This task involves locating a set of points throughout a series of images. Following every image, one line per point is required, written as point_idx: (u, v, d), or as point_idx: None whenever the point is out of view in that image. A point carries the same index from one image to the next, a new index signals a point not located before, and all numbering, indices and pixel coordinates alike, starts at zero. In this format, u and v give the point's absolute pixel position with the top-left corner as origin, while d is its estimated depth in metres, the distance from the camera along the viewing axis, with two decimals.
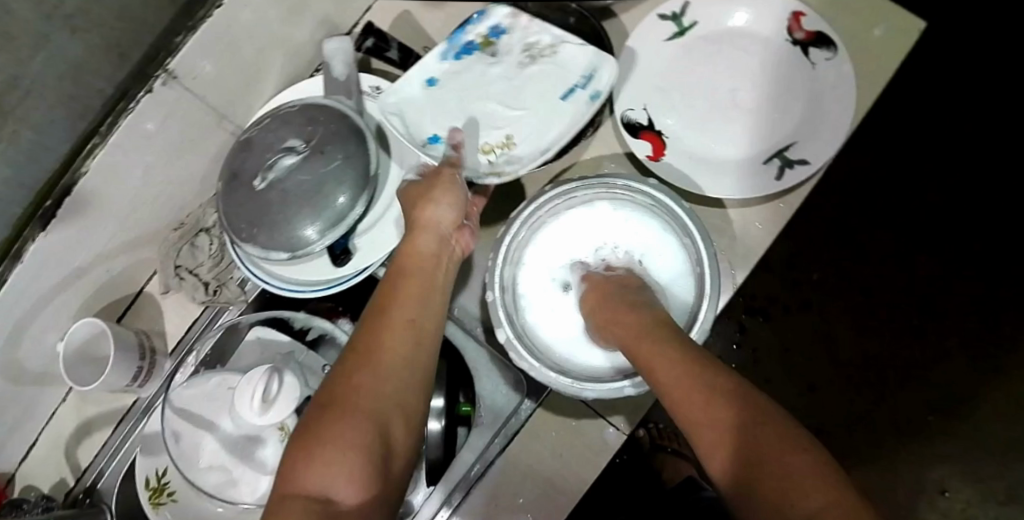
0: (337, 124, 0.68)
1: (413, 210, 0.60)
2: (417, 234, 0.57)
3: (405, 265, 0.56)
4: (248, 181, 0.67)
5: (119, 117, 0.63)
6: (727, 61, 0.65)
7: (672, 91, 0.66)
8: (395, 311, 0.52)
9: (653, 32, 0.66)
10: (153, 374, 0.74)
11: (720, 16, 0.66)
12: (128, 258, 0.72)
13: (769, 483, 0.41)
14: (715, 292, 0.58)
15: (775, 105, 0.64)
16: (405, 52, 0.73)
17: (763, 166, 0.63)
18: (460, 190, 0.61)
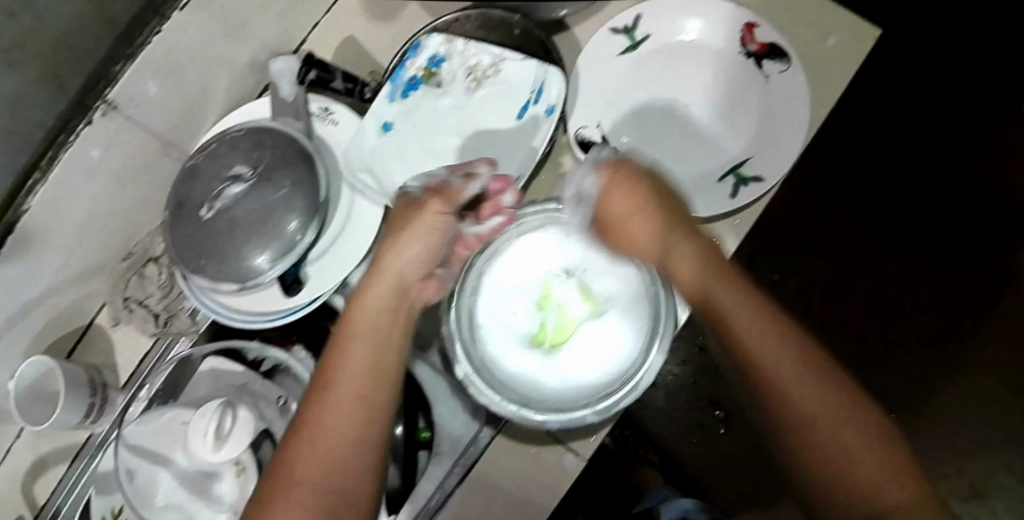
0: (284, 149, 0.66)
1: (379, 248, 0.59)
2: (384, 282, 0.57)
3: (359, 318, 0.56)
4: (194, 211, 0.65)
5: (59, 150, 0.62)
6: (680, 75, 0.65)
7: (626, 108, 0.65)
8: (344, 374, 0.54)
9: (605, 47, 0.65)
10: (105, 410, 0.71)
11: (672, 28, 0.65)
12: (77, 292, 0.70)
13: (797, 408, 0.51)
14: (670, 313, 0.58)
15: (729, 120, 0.63)
16: (350, 80, 0.67)
17: (717, 184, 0.62)
18: (436, 234, 0.58)
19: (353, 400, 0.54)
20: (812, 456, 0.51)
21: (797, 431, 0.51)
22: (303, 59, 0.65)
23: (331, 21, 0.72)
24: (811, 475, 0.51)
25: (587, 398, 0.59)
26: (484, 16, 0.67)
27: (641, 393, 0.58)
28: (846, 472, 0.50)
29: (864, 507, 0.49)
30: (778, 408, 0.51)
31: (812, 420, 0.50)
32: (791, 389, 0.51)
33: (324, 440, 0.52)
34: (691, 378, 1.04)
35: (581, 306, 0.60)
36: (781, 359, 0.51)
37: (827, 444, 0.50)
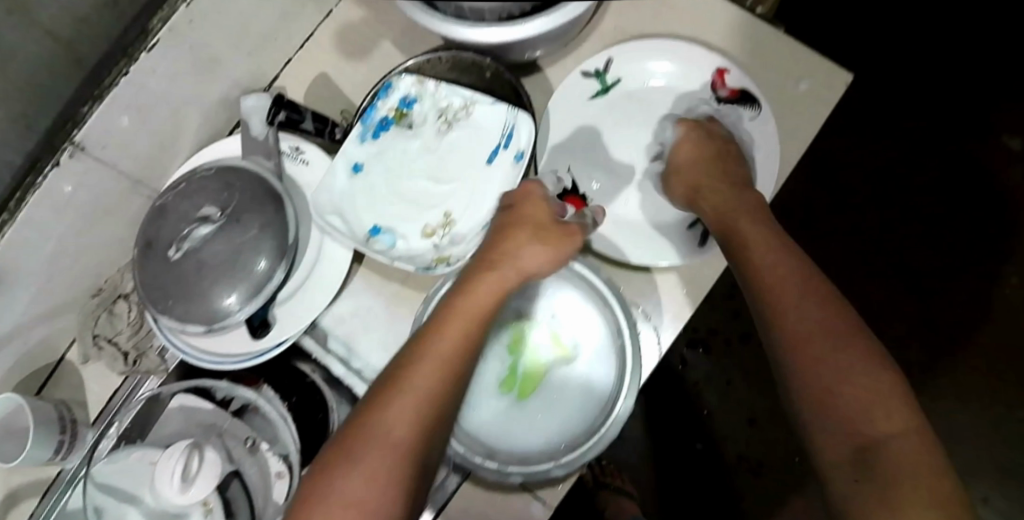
0: (254, 190, 0.65)
1: (514, 236, 0.57)
2: (506, 279, 0.56)
3: (480, 297, 0.54)
4: (163, 250, 0.64)
5: (25, 193, 0.59)
6: (647, 122, 0.66)
7: (596, 154, 0.66)
8: (444, 358, 0.51)
9: (576, 91, 0.66)
10: (74, 447, 0.71)
11: (642, 74, 0.65)
12: (46, 329, 0.69)
13: (798, 330, 0.52)
14: (637, 371, 0.58)
15: None
16: (321, 120, 0.68)
17: (687, 232, 0.64)
18: (562, 252, 0.58)
19: (427, 397, 0.49)
20: (807, 371, 0.51)
21: (792, 345, 0.52)
22: (274, 98, 0.65)
23: (304, 62, 0.74)
24: (797, 384, 0.51)
25: (554, 452, 0.59)
26: (457, 58, 0.66)
27: (606, 448, 0.57)
28: (834, 386, 0.49)
29: (848, 424, 0.48)
30: (776, 321, 0.53)
31: (809, 337, 0.51)
32: (795, 302, 0.53)
33: (390, 434, 0.48)
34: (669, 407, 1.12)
35: (552, 350, 0.61)
36: (783, 278, 0.54)
37: (823, 360, 0.50)
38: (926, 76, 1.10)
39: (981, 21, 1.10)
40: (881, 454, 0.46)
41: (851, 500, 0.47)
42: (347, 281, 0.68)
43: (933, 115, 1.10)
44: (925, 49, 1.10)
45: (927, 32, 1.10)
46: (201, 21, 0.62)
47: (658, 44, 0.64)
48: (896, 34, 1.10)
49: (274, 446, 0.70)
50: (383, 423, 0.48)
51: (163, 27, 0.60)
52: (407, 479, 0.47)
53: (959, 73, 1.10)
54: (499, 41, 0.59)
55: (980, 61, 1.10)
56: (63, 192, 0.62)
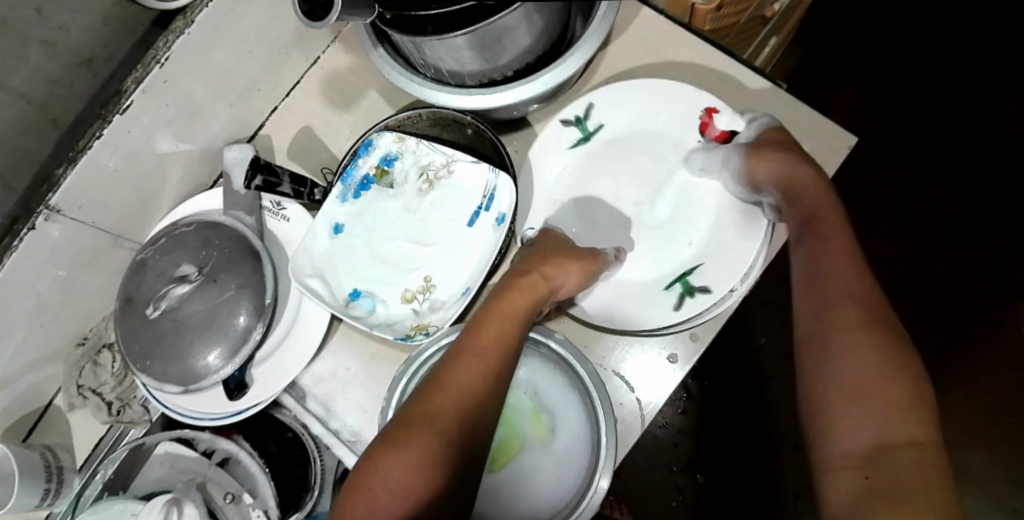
0: (232, 248, 0.65)
1: (543, 256, 0.60)
2: (538, 288, 0.58)
3: (507, 309, 0.57)
4: (141, 308, 0.64)
5: (3, 254, 0.59)
6: (637, 181, 0.66)
7: (575, 206, 0.67)
8: (474, 371, 0.54)
9: (557, 138, 0.66)
10: (61, 492, 0.71)
11: (624, 118, 0.66)
12: (33, 378, 0.69)
13: (862, 330, 0.51)
14: (607, 467, 0.56)
15: (682, 222, 0.65)
16: (299, 182, 0.67)
17: (664, 292, 0.63)
18: (591, 264, 0.61)
19: (470, 390, 0.54)
20: (840, 360, 0.50)
21: (835, 331, 0.52)
22: (251, 163, 0.65)
23: (293, 115, 0.75)
24: (835, 379, 0.50)
25: None
26: (435, 115, 0.66)
27: None
28: (870, 379, 0.48)
29: (867, 422, 0.47)
30: (842, 318, 0.52)
31: (855, 328, 0.51)
32: (862, 307, 0.52)
33: (436, 421, 0.51)
34: (672, 440, 1.11)
35: (529, 428, 0.61)
36: (855, 279, 0.54)
37: (858, 349, 0.50)
38: (935, 114, 1.09)
39: (990, 61, 1.08)
40: (889, 455, 0.45)
41: (851, 496, 0.45)
42: (326, 341, 0.68)
43: (945, 152, 1.08)
44: (934, 89, 1.09)
45: (935, 69, 1.10)
46: (179, 77, 0.62)
47: (638, 86, 0.65)
48: (902, 70, 1.10)
49: (256, 500, 0.68)
50: (429, 412, 0.52)
51: (136, 88, 0.59)
52: (447, 463, 0.50)
53: (971, 112, 1.08)
54: (478, 107, 0.58)
55: (992, 102, 1.08)
56: (42, 249, 0.61)
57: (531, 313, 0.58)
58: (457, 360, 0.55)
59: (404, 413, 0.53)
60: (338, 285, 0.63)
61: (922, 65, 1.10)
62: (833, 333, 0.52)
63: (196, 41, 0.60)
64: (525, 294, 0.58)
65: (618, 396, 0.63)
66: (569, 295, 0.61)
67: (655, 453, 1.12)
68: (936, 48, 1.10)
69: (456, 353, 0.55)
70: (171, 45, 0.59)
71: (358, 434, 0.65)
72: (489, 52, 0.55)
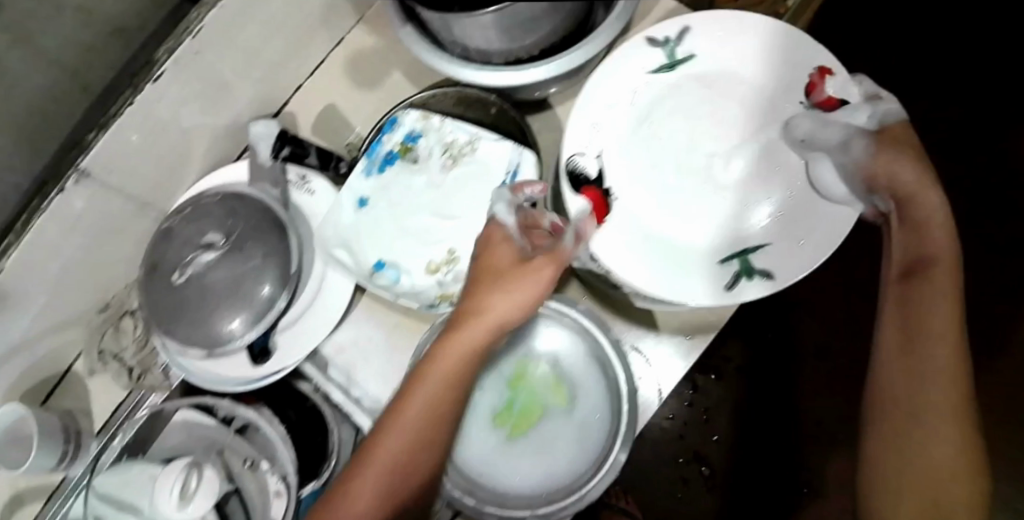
0: (258, 218, 0.67)
1: (483, 284, 0.50)
2: (480, 324, 0.49)
3: (448, 352, 0.49)
4: (168, 274, 0.66)
5: (33, 215, 0.61)
6: (693, 132, 0.64)
7: (636, 143, 0.65)
8: (413, 427, 0.49)
9: (641, 60, 0.65)
10: (77, 457, 0.73)
11: (721, 60, 0.65)
12: (53, 342, 0.71)
13: (940, 387, 0.49)
14: (628, 436, 0.59)
15: (757, 185, 0.63)
16: (325, 155, 0.71)
17: (720, 267, 0.62)
18: (534, 286, 0.50)
19: (407, 448, 0.49)
20: (919, 415, 0.50)
21: (913, 381, 0.50)
22: (279, 136, 0.70)
23: (317, 93, 0.76)
24: (907, 432, 0.50)
25: (533, 500, 0.60)
26: (461, 94, 0.68)
27: (582, 507, 0.58)
28: (934, 438, 0.49)
29: (923, 481, 0.49)
30: (926, 373, 0.50)
31: (932, 384, 0.50)
32: (945, 362, 0.50)
33: (369, 485, 0.48)
34: (679, 431, 1.13)
35: (550, 397, 0.63)
36: (944, 330, 0.50)
37: (945, 396, 0.49)
38: (936, 115, 1.12)
39: (987, 67, 1.12)
40: (939, 500, 0.49)
41: None
42: (348, 312, 0.70)
43: (944, 153, 1.11)
44: (934, 92, 1.12)
45: (936, 72, 1.13)
46: (210, 50, 0.63)
47: (764, 29, 0.64)
48: (906, 72, 1.13)
49: (271, 466, 0.69)
50: (365, 477, 0.48)
51: (168, 59, 0.61)
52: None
53: (968, 115, 1.12)
54: (504, 85, 0.60)
55: (987, 105, 1.12)
56: (68, 216, 0.63)
57: (478, 350, 0.50)
58: (393, 420, 0.49)
59: (340, 477, 0.49)
60: (361, 256, 0.66)
61: (923, 67, 1.13)
62: (915, 384, 0.50)
63: (228, 15, 0.62)
64: (466, 333, 0.49)
65: (636, 373, 0.66)
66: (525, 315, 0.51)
67: (659, 443, 1.13)
68: (936, 52, 1.13)
69: (394, 410, 0.49)
70: (204, 18, 0.60)
71: (378, 402, 0.67)
72: (516, 31, 0.58)
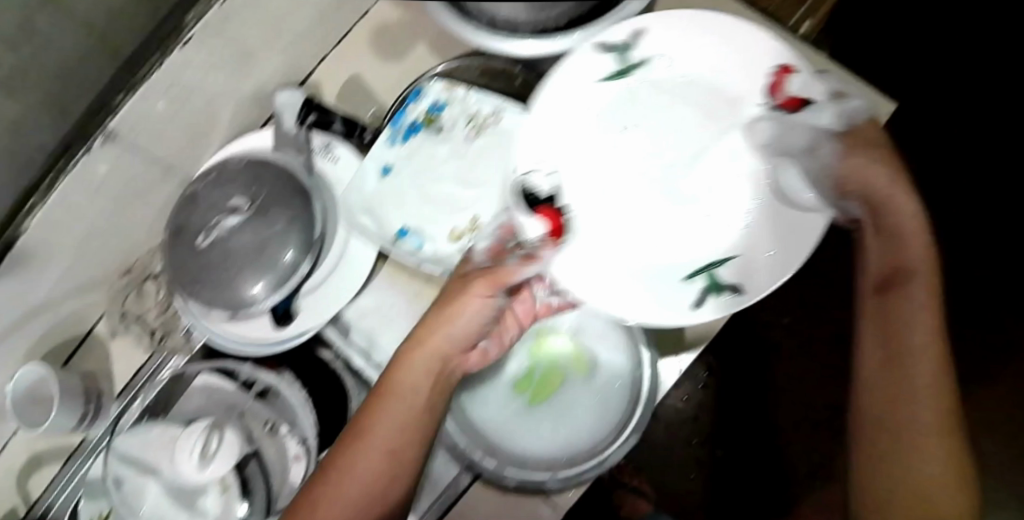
0: (283, 184, 0.67)
1: (447, 292, 0.57)
2: (444, 325, 0.55)
3: (418, 349, 0.56)
4: (193, 237, 0.67)
5: (60, 175, 0.63)
6: (657, 141, 0.59)
7: (595, 152, 0.60)
8: (391, 412, 0.55)
9: (589, 65, 0.58)
10: (98, 418, 0.74)
11: (694, 59, 0.58)
12: (76, 303, 0.72)
13: (918, 381, 0.52)
14: (648, 400, 0.61)
15: (722, 202, 0.57)
16: (350, 123, 0.72)
17: (683, 284, 0.57)
18: (476, 315, 0.55)
19: (386, 430, 0.55)
20: (902, 407, 0.53)
21: (892, 376, 0.53)
22: (305, 102, 0.70)
23: (342, 61, 0.76)
24: (885, 418, 0.54)
25: (554, 462, 0.61)
26: (487, 65, 0.69)
27: (603, 469, 0.60)
28: (909, 425, 0.53)
29: (896, 460, 0.54)
30: (903, 368, 0.53)
31: (913, 378, 0.52)
32: (923, 359, 0.52)
33: (360, 460, 0.55)
34: (693, 413, 1.12)
35: (572, 363, 0.64)
36: (925, 326, 0.52)
37: (925, 386, 0.52)
38: None
39: None
40: (921, 474, 0.53)
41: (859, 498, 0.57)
42: (369, 280, 0.71)
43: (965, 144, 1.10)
44: (966, 81, 1.08)
45: None
46: (236, 17, 0.64)
47: (722, 28, 0.56)
48: None
49: (292, 430, 0.71)
50: (356, 452, 0.55)
51: (196, 23, 0.61)
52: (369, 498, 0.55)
53: None
54: (529, 54, 0.54)
55: None
56: (90, 182, 0.64)
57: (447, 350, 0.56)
58: (375, 405, 0.56)
59: (335, 454, 0.57)
60: (385, 222, 0.68)
61: None
62: (894, 377, 0.53)
63: None
64: (433, 332, 0.55)
65: None
66: (472, 339, 0.57)
67: (672, 425, 1.12)
68: None
69: (358, 430, 0.56)
70: None
71: None
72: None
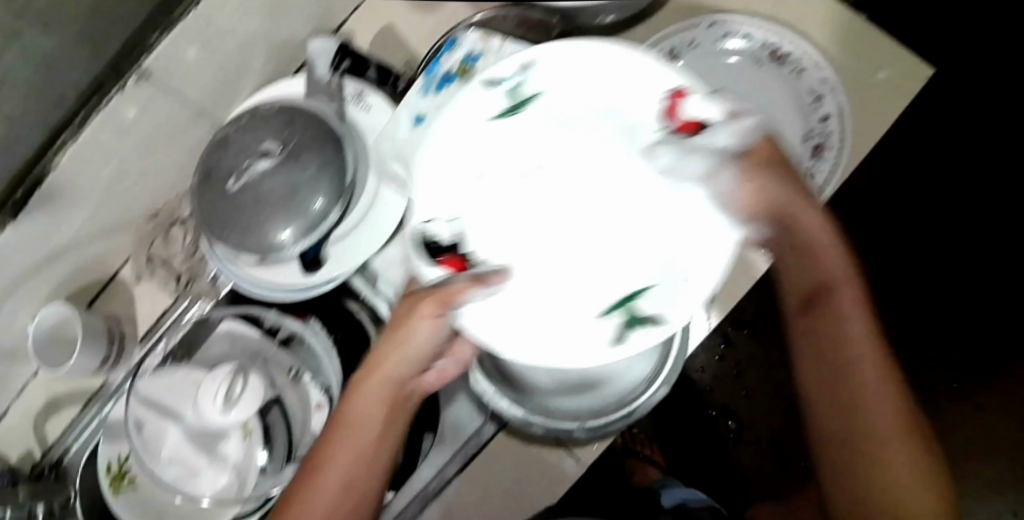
0: (316, 130, 0.67)
1: (393, 321, 0.56)
2: (394, 354, 0.55)
3: (370, 378, 0.56)
4: (222, 181, 0.67)
5: (93, 112, 0.63)
6: (582, 175, 0.59)
7: (518, 188, 0.60)
8: (348, 437, 0.57)
9: (479, 107, 0.59)
10: (120, 361, 0.75)
11: (610, 92, 0.57)
12: (103, 245, 0.73)
13: (870, 391, 0.54)
14: (680, 354, 0.60)
15: (653, 233, 0.56)
16: (384, 71, 0.72)
17: (604, 318, 0.55)
18: (427, 340, 0.55)
19: (344, 457, 0.57)
20: (865, 418, 0.54)
21: (848, 391, 0.55)
22: (340, 48, 0.70)
23: (374, 11, 0.76)
24: (850, 433, 0.55)
25: (580, 413, 0.62)
26: (523, 17, 0.70)
27: (630, 420, 0.61)
28: (876, 435, 0.55)
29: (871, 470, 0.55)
30: (857, 382, 0.54)
31: (872, 389, 0.54)
32: (870, 370, 0.54)
33: (320, 486, 0.57)
34: (708, 386, 1.16)
35: None
36: (864, 340, 0.55)
37: (880, 395, 0.54)
38: None
39: None
40: (898, 478, 0.55)
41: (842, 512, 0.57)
42: (398, 230, 0.71)
43: None
44: None
45: None
46: None
47: (608, 59, 0.56)
48: None
49: (316, 377, 0.72)
50: (315, 481, 0.57)
51: None
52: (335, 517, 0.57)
53: None
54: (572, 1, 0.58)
55: None
56: (122, 122, 0.65)
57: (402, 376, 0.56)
58: (334, 432, 0.57)
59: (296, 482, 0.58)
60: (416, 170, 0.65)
61: None
62: (848, 393, 0.55)
63: None
64: (385, 362, 0.56)
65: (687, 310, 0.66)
66: (426, 361, 0.57)
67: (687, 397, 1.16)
68: None
69: (315, 461, 0.57)
70: None
71: None
72: None
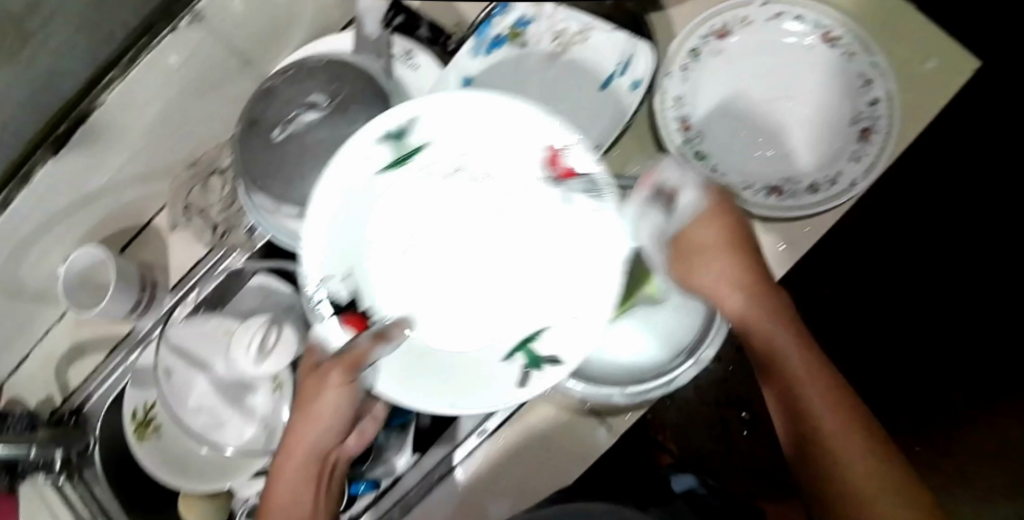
0: (363, 85, 0.67)
1: (305, 387, 0.56)
2: (311, 422, 0.56)
3: (293, 444, 0.57)
4: (266, 130, 0.66)
5: (142, 52, 0.67)
6: (484, 208, 0.57)
7: (408, 222, 0.57)
8: (284, 505, 0.57)
9: (366, 155, 0.55)
10: (150, 308, 0.74)
11: (491, 135, 0.55)
12: (141, 190, 0.73)
13: (834, 437, 0.49)
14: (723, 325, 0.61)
15: (557, 287, 0.56)
16: (436, 31, 0.75)
17: (504, 365, 0.54)
18: (337, 404, 0.55)
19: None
20: (836, 466, 0.49)
21: (813, 439, 0.50)
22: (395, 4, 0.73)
23: None
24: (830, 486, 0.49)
25: (620, 381, 0.62)
26: None
27: (669, 390, 0.61)
28: (856, 485, 0.48)
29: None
30: (815, 424, 0.50)
31: (838, 432, 0.49)
32: (827, 412, 0.50)
33: None
34: (722, 375, 1.15)
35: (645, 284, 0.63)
36: (812, 380, 0.51)
37: (848, 436, 0.49)
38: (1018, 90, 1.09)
39: None
40: None
41: None
42: None
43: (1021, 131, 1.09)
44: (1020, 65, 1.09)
45: None
46: None
47: (478, 103, 0.54)
48: None
49: None
50: None
51: None
52: None
53: None
54: None
55: None
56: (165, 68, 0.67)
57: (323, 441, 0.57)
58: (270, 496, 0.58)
59: None
60: None
61: None
62: (812, 445, 0.50)
63: None
64: (303, 428, 0.56)
65: None
66: (344, 424, 0.57)
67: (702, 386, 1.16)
68: None
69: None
70: None
71: None
72: None
